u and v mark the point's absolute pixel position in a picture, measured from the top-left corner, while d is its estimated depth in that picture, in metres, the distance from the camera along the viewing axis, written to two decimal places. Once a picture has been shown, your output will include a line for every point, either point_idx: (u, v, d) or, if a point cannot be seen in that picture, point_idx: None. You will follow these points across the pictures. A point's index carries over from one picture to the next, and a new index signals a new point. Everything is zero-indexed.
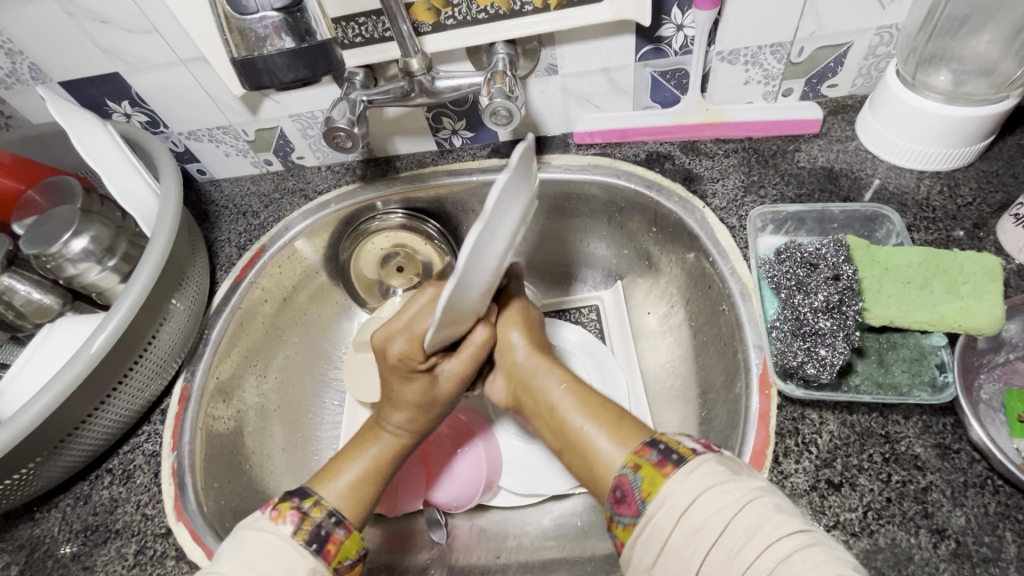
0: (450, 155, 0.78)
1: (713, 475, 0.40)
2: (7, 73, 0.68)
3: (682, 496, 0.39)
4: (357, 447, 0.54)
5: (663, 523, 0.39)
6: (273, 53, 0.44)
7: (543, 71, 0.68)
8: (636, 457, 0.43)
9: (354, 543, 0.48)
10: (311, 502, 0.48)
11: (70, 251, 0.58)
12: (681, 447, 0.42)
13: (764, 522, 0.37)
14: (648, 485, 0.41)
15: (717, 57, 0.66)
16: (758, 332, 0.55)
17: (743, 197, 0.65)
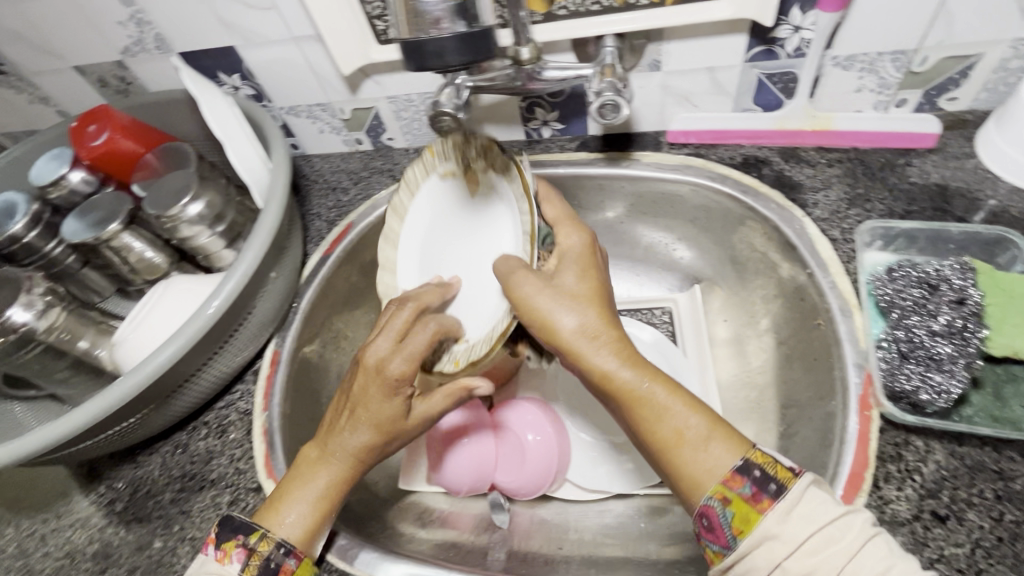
0: (538, 146, 0.78)
1: (817, 514, 0.40)
2: (134, 42, 0.72)
3: (786, 538, 0.39)
4: (307, 473, 0.53)
5: (760, 561, 0.40)
6: (443, 36, 0.42)
7: (646, 66, 0.67)
8: (724, 489, 0.42)
9: (304, 570, 0.51)
10: (256, 538, 0.49)
11: (187, 214, 0.61)
12: (778, 473, 0.42)
13: (879, 569, 0.38)
14: (739, 521, 0.41)
15: (831, 62, 0.63)
16: (859, 350, 0.52)
17: (847, 209, 0.62)
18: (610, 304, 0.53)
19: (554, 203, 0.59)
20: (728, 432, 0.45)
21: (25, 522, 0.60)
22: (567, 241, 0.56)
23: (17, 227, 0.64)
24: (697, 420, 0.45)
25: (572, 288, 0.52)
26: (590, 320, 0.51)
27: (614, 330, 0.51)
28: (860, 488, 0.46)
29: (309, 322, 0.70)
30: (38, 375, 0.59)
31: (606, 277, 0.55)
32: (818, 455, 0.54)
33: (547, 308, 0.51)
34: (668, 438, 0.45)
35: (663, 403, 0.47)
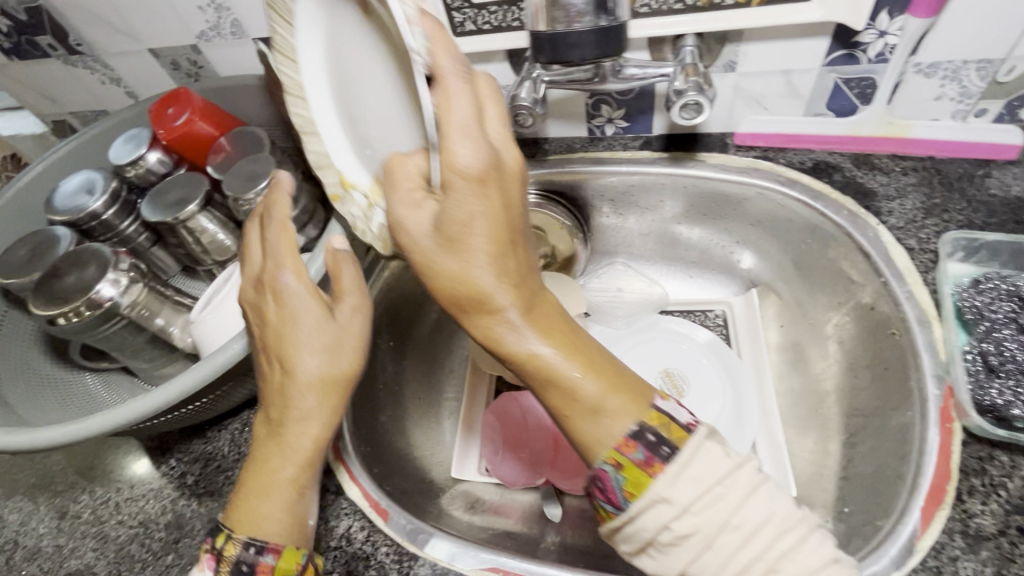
0: (600, 143, 0.78)
1: (708, 474, 0.40)
2: (211, 27, 0.73)
3: (675, 500, 0.39)
4: (261, 465, 0.48)
5: (648, 521, 0.40)
6: (583, 31, 0.47)
7: (721, 67, 0.66)
8: (617, 455, 0.41)
9: (288, 562, 0.46)
10: (221, 541, 0.45)
11: (264, 198, 0.63)
12: (671, 434, 0.41)
13: (762, 523, 0.39)
14: (631, 485, 0.40)
15: (914, 68, 0.62)
16: (939, 362, 0.52)
17: (923, 219, 0.62)
18: (512, 236, 0.44)
19: (451, 94, 0.39)
20: (623, 381, 0.44)
21: (99, 490, 0.62)
22: (458, 160, 0.40)
23: (96, 204, 0.66)
24: (588, 376, 0.43)
25: (458, 232, 0.42)
26: (492, 267, 0.43)
27: (509, 272, 0.44)
28: (943, 501, 0.45)
29: None
30: (116, 349, 0.61)
31: (513, 195, 0.44)
32: (891, 465, 0.53)
33: (444, 268, 0.43)
34: (564, 398, 0.43)
35: (550, 357, 0.44)
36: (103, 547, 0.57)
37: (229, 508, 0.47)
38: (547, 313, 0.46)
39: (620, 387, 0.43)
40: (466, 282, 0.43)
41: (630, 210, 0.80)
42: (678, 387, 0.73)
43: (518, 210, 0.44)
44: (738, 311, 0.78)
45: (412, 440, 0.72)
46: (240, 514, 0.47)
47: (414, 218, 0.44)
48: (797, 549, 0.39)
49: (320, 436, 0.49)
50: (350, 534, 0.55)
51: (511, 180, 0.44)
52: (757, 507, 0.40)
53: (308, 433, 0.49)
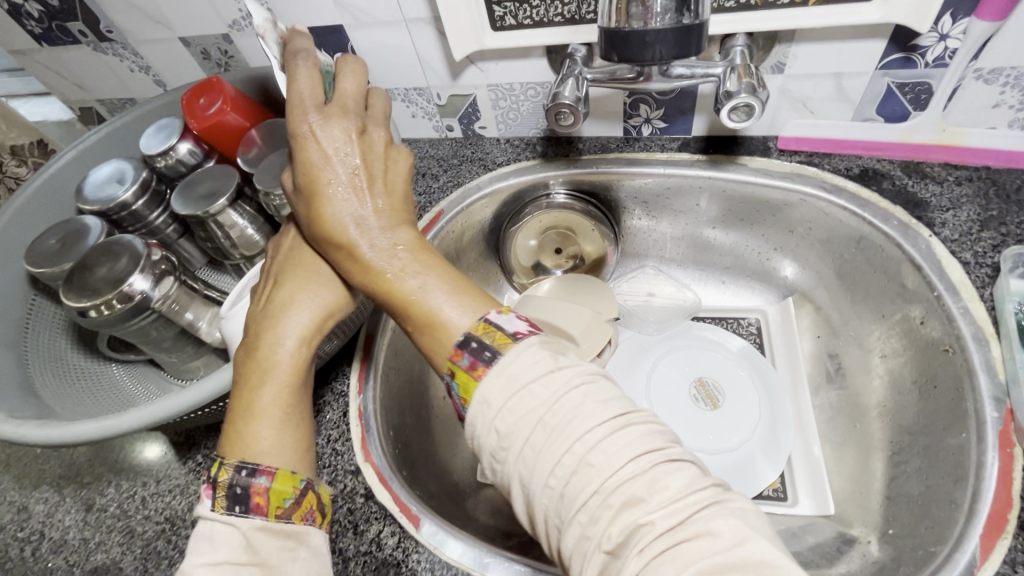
0: (636, 144, 0.76)
1: (528, 370, 0.38)
2: (244, 16, 0.72)
3: (493, 399, 0.38)
4: (246, 386, 0.48)
5: (480, 423, 0.39)
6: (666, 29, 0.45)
7: (768, 69, 0.64)
8: (451, 364, 0.42)
9: (285, 483, 0.44)
10: (215, 468, 0.43)
11: None
12: (495, 340, 0.41)
13: (572, 417, 0.36)
14: (464, 390, 0.41)
15: (974, 74, 0.59)
16: (998, 383, 0.50)
17: (979, 231, 0.59)
18: (366, 181, 0.50)
19: (298, 77, 0.51)
20: (483, 300, 0.46)
21: (125, 483, 0.61)
22: (308, 132, 0.49)
23: (126, 194, 0.65)
24: (447, 298, 0.46)
25: (319, 178, 0.49)
26: (353, 214, 0.49)
27: (374, 213, 0.49)
28: (1003, 530, 0.44)
29: None
30: (146, 342, 0.60)
31: (361, 143, 0.50)
32: (942, 487, 0.51)
33: (322, 216, 0.49)
34: (415, 316, 0.46)
35: (409, 287, 0.47)
36: (128, 543, 0.57)
37: (220, 439, 0.46)
38: (412, 245, 0.49)
39: (472, 304, 0.45)
40: (334, 228, 0.49)
41: (664, 213, 0.78)
42: (714, 397, 0.71)
43: (365, 157, 0.50)
44: (772, 320, 0.77)
45: (437, 441, 0.71)
46: (230, 438, 0.46)
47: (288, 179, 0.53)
48: (644, 486, 0.34)
49: (299, 356, 0.50)
50: (380, 539, 0.53)
51: (363, 135, 0.50)
52: (572, 402, 0.37)
53: (293, 355, 0.50)
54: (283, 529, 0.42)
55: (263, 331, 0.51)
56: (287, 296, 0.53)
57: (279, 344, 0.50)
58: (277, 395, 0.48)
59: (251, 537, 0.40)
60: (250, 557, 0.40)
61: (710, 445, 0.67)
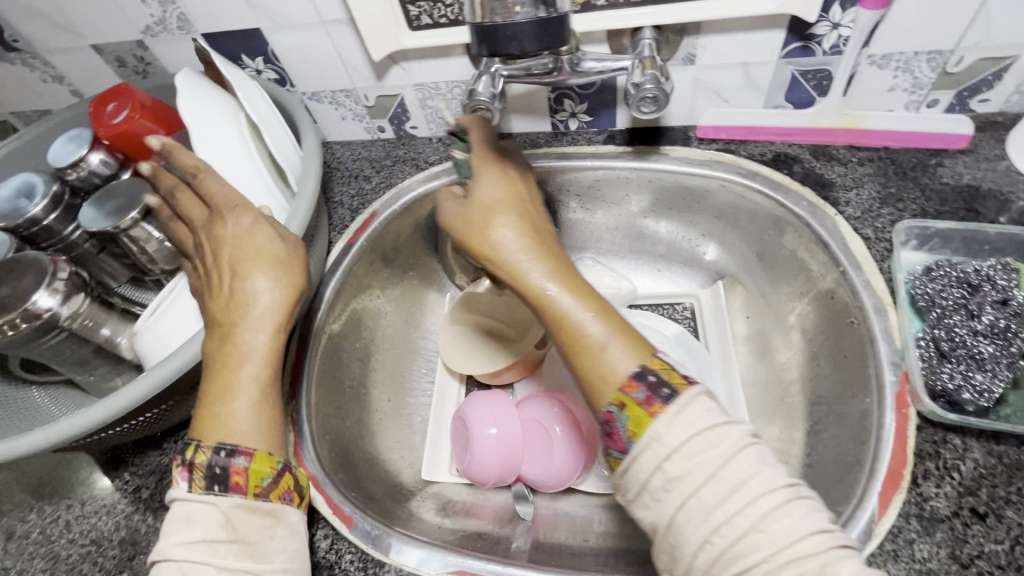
0: (564, 138, 0.77)
1: (700, 421, 0.41)
2: (156, 22, 0.70)
3: (666, 440, 0.40)
4: (221, 368, 0.47)
5: (646, 462, 0.41)
6: (523, 21, 0.47)
7: (680, 60, 0.66)
8: (621, 395, 0.43)
9: (264, 463, 0.45)
10: (191, 451, 0.43)
11: None
12: (671, 379, 0.43)
13: (749, 478, 0.39)
14: (634, 424, 0.42)
15: (867, 60, 0.63)
16: (894, 349, 0.53)
17: (879, 208, 0.63)
18: (532, 216, 0.53)
19: (477, 128, 0.59)
20: (644, 343, 0.46)
21: (48, 508, 0.59)
22: (487, 167, 0.56)
23: (36, 209, 0.63)
24: (614, 335, 0.46)
25: (489, 205, 0.53)
26: (518, 239, 0.51)
27: (535, 240, 0.52)
28: (899, 486, 0.46)
29: (333, 312, 0.70)
30: (59, 361, 0.58)
31: (529, 189, 0.56)
32: (851, 451, 0.54)
33: (477, 229, 0.53)
34: (574, 339, 0.47)
35: (578, 313, 0.47)
36: (52, 568, 0.55)
37: (195, 418, 0.46)
38: (573, 275, 0.50)
39: (636, 343, 0.46)
40: (490, 244, 0.52)
41: (597, 204, 0.80)
42: None
43: (532, 199, 0.55)
44: (705, 304, 0.78)
45: (380, 443, 0.71)
46: (206, 416, 0.46)
47: (449, 205, 0.56)
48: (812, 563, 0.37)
49: (276, 338, 0.49)
50: (315, 542, 0.54)
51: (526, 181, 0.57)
52: (745, 464, 0.39)
53: (261, 333, 0.48)
54: (262, 506, 0.44)
55: (238, 314, 0.49)
56: (247, 282, 0.49)
57: (257, 327, 0.48)
58: (257, 366, 0.48)
59: (231, 513, 0.42)
60: (228, 534, 0.42)
61: None
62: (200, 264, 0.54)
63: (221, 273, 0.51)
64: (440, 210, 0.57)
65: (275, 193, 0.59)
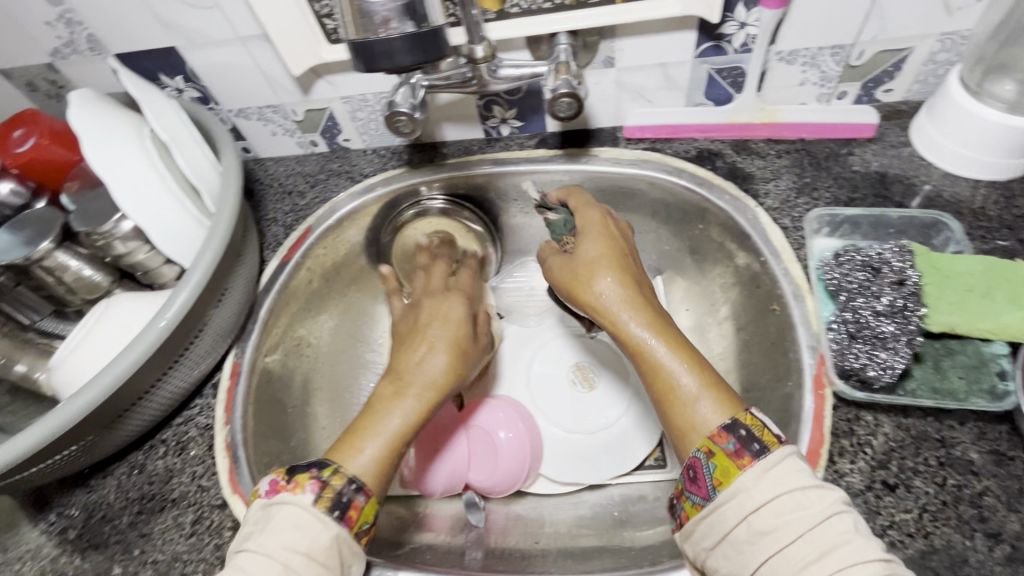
0: (497, 144, 0.78)
1: (791, 480, 0.41)
2: (64, 43, 0.68)
3: (755, 494, 0.41)
4: (381, 406, 0.51)
5: (730, 513, 0.41)
6: (393, 36, 0.45)
7: (600, 63, 0.67)
8: (710, 443, 0.44)
9: (374, 509, 0.47)
10: (329, 472, 0.46)
11: (121, 230, 0.57)
12: (762, 435, 0.43)
13: (839, 544, 0.38)
14: (721, 474, 0.43)
15: (776, 57, 0.65)
16: (812, 333, 0.55)
17: (796, 198, 0.65)
18: (634, 272, 0.54)
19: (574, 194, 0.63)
20: (734, 401, 0.47)
21: None
22: (590, 224, 0.58)
23: None
24: (703, 389, 0.47)
25: (589, 256, 0.55)
26: (616, 290, 0.52)
27: (636, 294, 0.52)
28: (817, 464, 0.48)
29: (269, 332, 0.69)
30: None
31: (628, 247, 0.57)
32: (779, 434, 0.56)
33: (579, 279, 0.54)
34: (666, 386, 0.48)
35: (673, 364, 0.48)
36: None
37: (334, 442, 0.49)
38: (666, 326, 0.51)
39: (729, 399, 0.46)
40: (592, 298, 0.53)
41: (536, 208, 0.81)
42: (589, 378, 0.74)
43: (631, 255, 0.57)
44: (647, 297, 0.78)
45: None
46: (346, 440, 0.49)
47: (547, 259, 0.60)
48: None
49: (425, 400, 0.51)
50: None
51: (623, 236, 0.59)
52: (835, 529, 0.39)
53: (420, 397, 0.51)
54: (354, 546, 0.46)
55: (407, 368, 0.53)
56: (428, 347, 0.55)
57: (419, 379, 0.52)
58: (400, 418, 0.50)
59: (339, 543, 0.44)
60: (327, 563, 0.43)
61: (593, 427, 0.71)
62: (409, 316, 0.61)
63: (414, 330, 0.57)
64: (545, 263, 0.60)
65: (186, 202, 0.55)
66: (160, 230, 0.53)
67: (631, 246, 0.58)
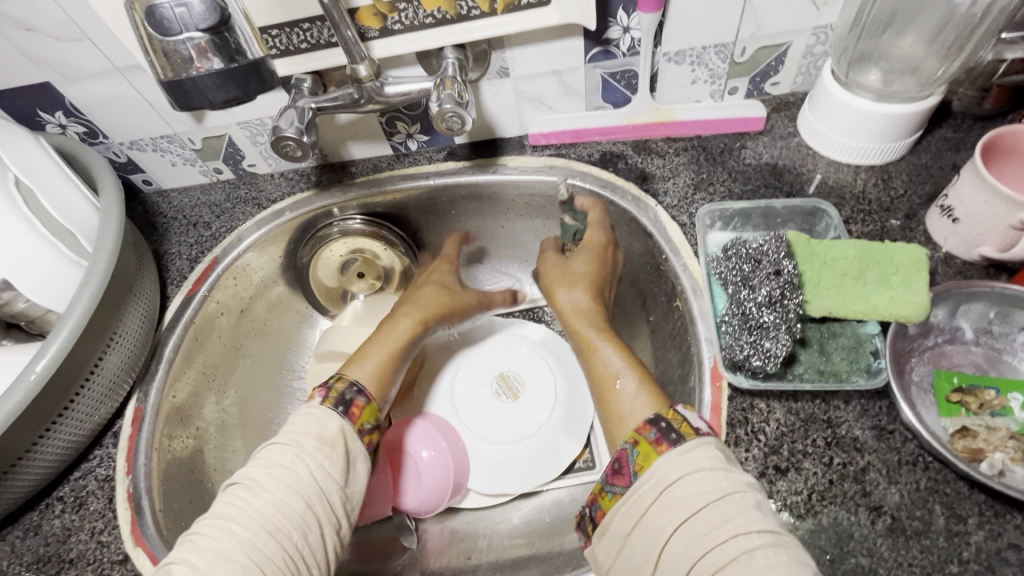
0: (406, 159, 0.77)
1: (704, 460, 0.41)
2: None
3: (668, 472, 0.41)
4: (384, 331, 0.63)
5: (647, 494, 0.41)
6: (201, 74, 0.44)
7: (494, 74, 0.67)
8: (636, 434, 0.45)
9: (373, 413, 0.53)
10: (336, 380, 0.53)
11: None
12: (682, 428, 0.44)
13: (737, 515, 0.38)
14: (642, 460, 0.43)
15: (663, 58, 0.67)
16: (709, 326, 0.57)
17: (693, 195, 0.67)
18: (603, 297, 0.67)
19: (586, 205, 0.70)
20: (662, 398, 0.51)
21: None
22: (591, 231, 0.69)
23: None
24: (638, 387, 0.53)
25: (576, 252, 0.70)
26: (575, 295, 0.65)
27: (596, 305, 0.64)
28: None
29: (177, 371, 0.67)
30: None
31: (609, 277, 0.69)
32: None
33: (555, 281, 0.68)
34: (604, 381, 0.55)
35: (615, 367, 0.56)
36: None
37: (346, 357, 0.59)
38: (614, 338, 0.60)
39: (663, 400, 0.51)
40: (557, 300, 0.66)
41: (452, 221, 0.80)
42: (513, 387, 0.74)
43: (608, 284, 0.68)
44: None
45: None
46: (355, 356, 0.59)
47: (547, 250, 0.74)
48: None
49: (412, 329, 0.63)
50: None
51: (613, 263, 0.70)
52: (739, 501, 0.39)
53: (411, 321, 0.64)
54: (359, 440, 0.50)
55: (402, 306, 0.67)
56: (418, 296, 0.68)
57: (407, 312, 0.65)
58: (393, 341, 0.61)
59: (346, 431, 0.49)
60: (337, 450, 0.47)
61: (519, 436, 0.71)
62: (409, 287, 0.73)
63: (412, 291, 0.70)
64: (543, 257, 0.73)
65: (60, 247, 0.55)
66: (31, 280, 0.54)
67: (612, 276, 0.70)
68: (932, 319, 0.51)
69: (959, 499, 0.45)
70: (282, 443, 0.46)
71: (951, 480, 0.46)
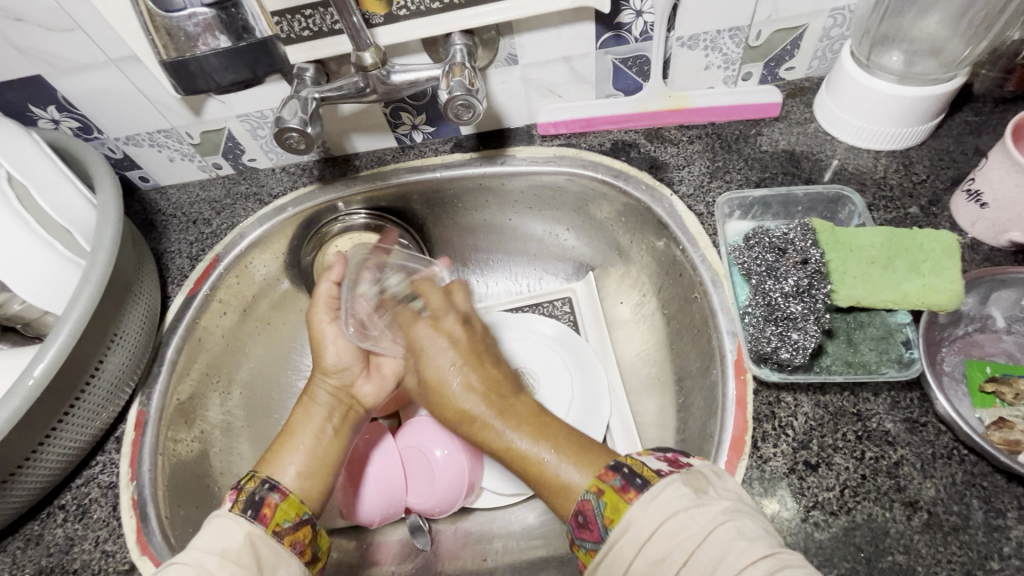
0: (411, 151, 0.74)
1: (674, 503, 0.38)
2: None
3: (643, 524, 0.38)
4: (296, 422, 0.55)
5: (625, 550, 0.38)
6: (206, 53, 0.42)
7: (502, 61, 0.65)
8: (598, 482, 0.42)
9: (293, 506, 0.49)
10: (246, 478, 0.49)
11: None
12: (643, 471, 0.41)
13: (726, 554, 0.36)
14: (611, 511, 0.40)
15: (677, 42, 0.65)
16: (731, 318, 0.55)
17: (709, 183, 0.65)
18: (488, 367, 0.54)
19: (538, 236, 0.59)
20: (603, 454, 0.45)
21: None
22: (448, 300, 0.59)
23: None
24: (566, 459, 0.45)
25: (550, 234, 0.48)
26: (463, 378, 0.53)
27: (485, 387, 0.52)
28: (742, 451, 0.48)
29: (180, 373, 0.64)
30: None
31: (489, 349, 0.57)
32: (707, 424, 0.56)
33: (421, 345, 0.56)
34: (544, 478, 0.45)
35: (535, 453, 0.46)
36: None
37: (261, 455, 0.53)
38: (528, 412, 0.50)
39: (607, 459, 0.44)
40: (427, 369, 0.55)
41: (460, 215, 0.78)
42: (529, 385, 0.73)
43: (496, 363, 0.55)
44: (581, 296, 0.80)
45: None
46: (266, 457, 0.53)
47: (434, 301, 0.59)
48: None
49: (323, 421, 0.56)
50: None
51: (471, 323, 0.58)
52: (725, 535, 0.37)
53: (320, 411, 0.56)
54: (275, 545, 0.46)
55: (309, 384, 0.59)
56: (324, 357, 0.59)
57: (318, 403, 0.57)
58: (313, 428, 0.55)
59: (251, 539, 0.45)
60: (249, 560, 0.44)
61: None
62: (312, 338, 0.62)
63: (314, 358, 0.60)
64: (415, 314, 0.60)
65: (58, 246, 0.53)
66: (32, 281, 0.52)
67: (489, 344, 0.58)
68: (963, 307, 0.50)
69: (997, 492, 0.44)
70: (183, 562, 0.42)
71: (988, 473, 0.44)
